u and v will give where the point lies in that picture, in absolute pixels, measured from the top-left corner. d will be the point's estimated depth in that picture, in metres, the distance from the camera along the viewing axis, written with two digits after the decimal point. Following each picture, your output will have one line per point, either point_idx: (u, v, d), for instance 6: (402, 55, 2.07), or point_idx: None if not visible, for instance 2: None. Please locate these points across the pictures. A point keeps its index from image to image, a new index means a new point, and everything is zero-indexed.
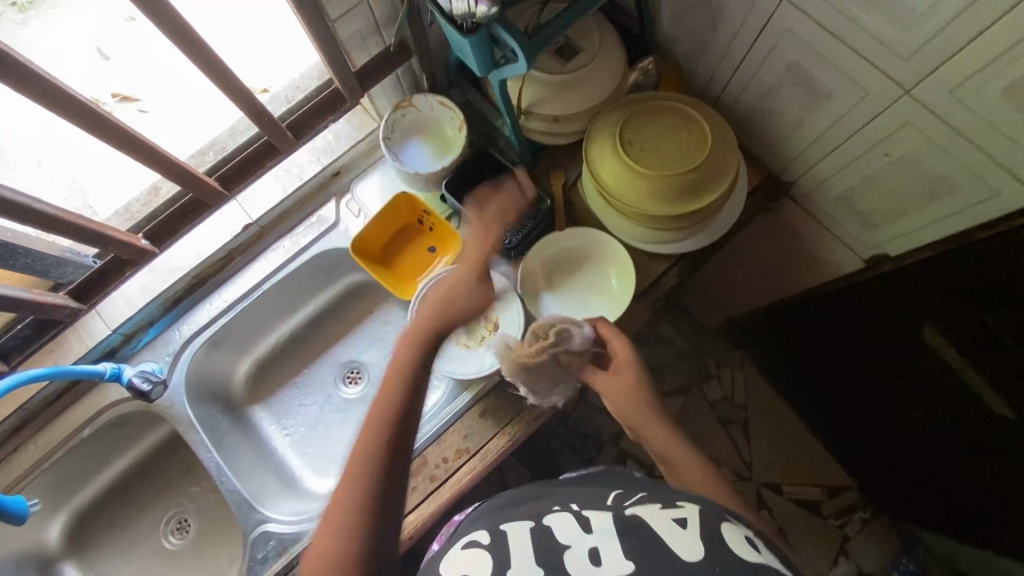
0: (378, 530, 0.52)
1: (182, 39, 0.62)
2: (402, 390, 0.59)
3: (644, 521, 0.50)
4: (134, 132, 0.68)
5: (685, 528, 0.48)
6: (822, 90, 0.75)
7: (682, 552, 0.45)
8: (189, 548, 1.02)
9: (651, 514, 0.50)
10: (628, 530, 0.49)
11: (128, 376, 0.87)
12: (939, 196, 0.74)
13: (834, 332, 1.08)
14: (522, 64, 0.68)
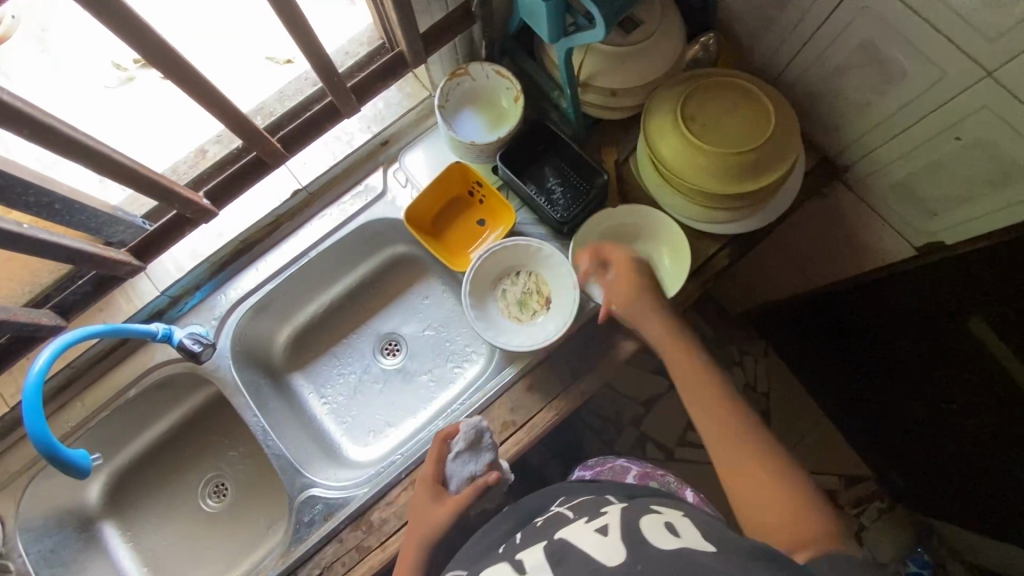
0: None
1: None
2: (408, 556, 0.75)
3: (570, 542, 0.55)
4: (215, 88, 0.66)
5: (606, 535, 0.53)
6: (895, 70, 0.74)
7: (604, 558, 0.50)
8: (226, 511, 1.03)
9: (577, 535, 0.55)
10: (557, 557, 0.53)
11: (179, 337, 0.86)
12: (1009, 182, 0.73)
13: (867, 317, 1.07)
14: (598, 31, 0.66)
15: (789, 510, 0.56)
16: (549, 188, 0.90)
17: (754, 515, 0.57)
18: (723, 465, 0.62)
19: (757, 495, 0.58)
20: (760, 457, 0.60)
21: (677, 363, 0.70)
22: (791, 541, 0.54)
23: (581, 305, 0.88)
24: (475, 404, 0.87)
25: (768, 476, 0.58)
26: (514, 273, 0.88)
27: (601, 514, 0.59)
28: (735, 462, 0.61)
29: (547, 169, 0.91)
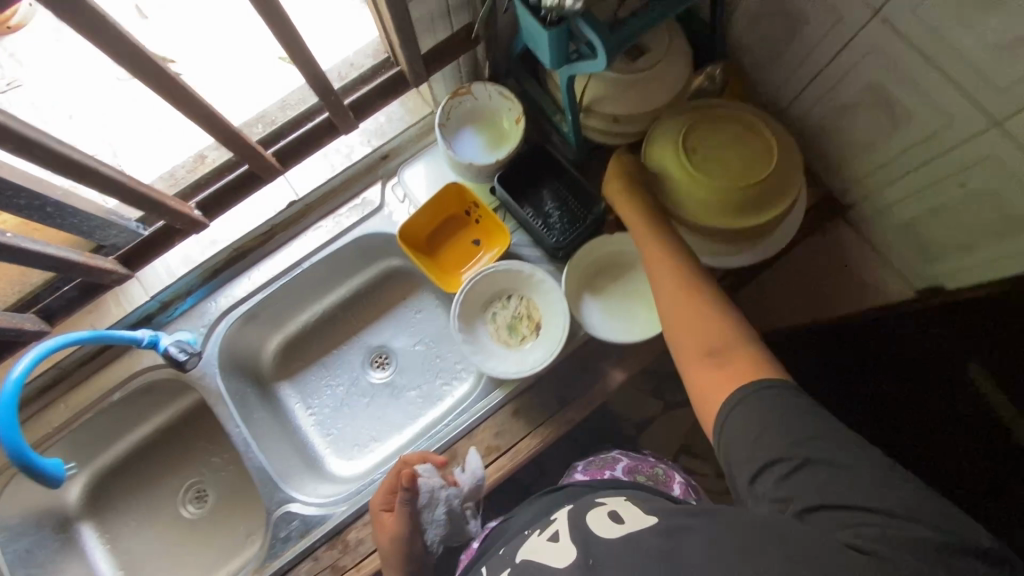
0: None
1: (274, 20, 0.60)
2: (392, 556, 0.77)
3: (530, 557, 0.62)
4: (210, 107, 0.66)
5: (554, 541, 0.62)
6: (900, 113, 0.73)
7: (557, 562, 0.58)
8: (206, 519, 1.02)
9: (538, 550, 0.62)
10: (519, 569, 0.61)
11: (165, 344, 0.85)
12: (1011, 233, 0.71)
13: (862, 357, 1.00)
14: (600, 63, 0.65)
15: (733, 360, 0.60)
16: (546, 211, 0.89)
17: (695, 380, 0.63)
18: (673, 308, 0.69)
19: (698, 366, 0.63)
20: (703, 313, 0.66)
21: (643, 237, 0.77)
22: (725, 385, 0.58)
23: (573, 331, 0.87)
24: (460, 427, 0.86)
25: (713, 341, 0.63)
26: (505, 296, 0.87)
27: (550, 522, 0.67)
28: (678, 335, 0.67)
29: (545, 192, 0.90)
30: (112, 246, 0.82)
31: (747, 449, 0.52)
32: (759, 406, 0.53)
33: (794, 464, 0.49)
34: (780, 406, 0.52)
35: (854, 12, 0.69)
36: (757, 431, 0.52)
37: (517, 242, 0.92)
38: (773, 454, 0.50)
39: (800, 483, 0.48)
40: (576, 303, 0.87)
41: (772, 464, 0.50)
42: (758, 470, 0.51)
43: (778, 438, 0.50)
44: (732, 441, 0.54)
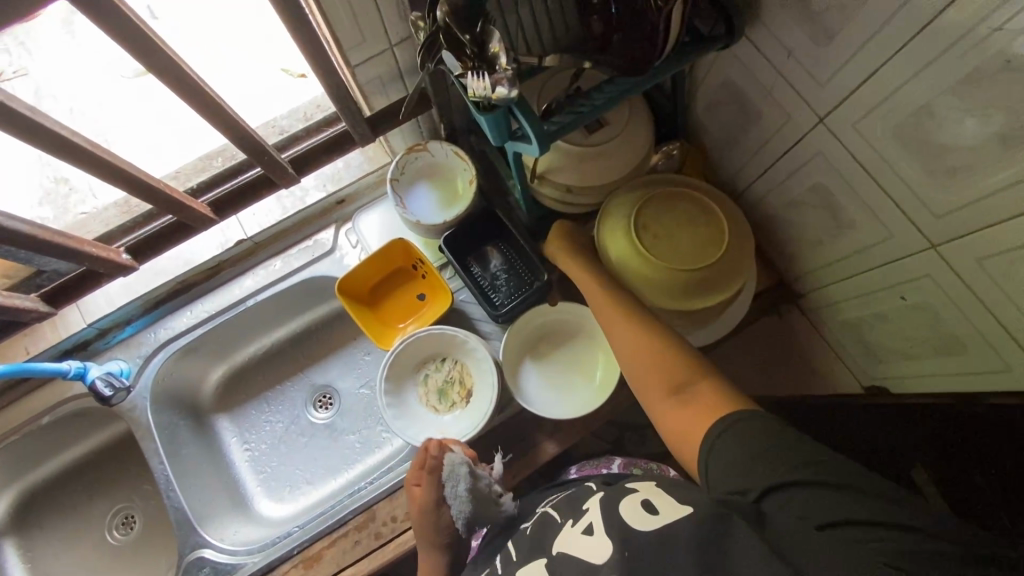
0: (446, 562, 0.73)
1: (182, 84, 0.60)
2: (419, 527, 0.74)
3: (563, 551, 0.56)
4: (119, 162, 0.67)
5: (592, 534, 0.55)
6: (846, 218, 0.71)
7: (594, 559, 0.52)
8: (130, 546, 1.00)
9: (566, 543, 0.57)
10: (553, 568, 0.55)
11: (93, 377, 0.85)
12: (949, 352, 0.70)
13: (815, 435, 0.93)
14: (534, 148, 0.64)
15: (696, 398, 0.60)
16: (493, 272, 0.89)
17: (671, 427, 0.60)
18: (639, 355, 0.67)
19: (669, 412, 0.61)
20: (666, 354, 0.65)
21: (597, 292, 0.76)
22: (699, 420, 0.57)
23: (508, 398, 0.86)
24: (383, 487, 0.84)
25: (676, 384, 0.62)
26: (439, 359, 0.86)
27: (583, 511, 0.60)
28: (646, 385, 0.65)
29: (493, 252, 0.90)
30: (53, 271, 0.81)
31: (755, 478, 0.49)
32: (746, 436, 0.52)
33: (808, 483, 0.46)
34: (774, 428, 0.52)
35: (802, 116, 0.68)
36: (752, 455, 0.50)
37: (462, 300, 0.91)
38: (789, 475, 0.47)
39: (818, 501, 0.45)
40: (513, 370, 0.86)
41: (787, 486, 0.47)
42: (768, 488, 0.48)
43: (782, 463, 0.48)
44: (721, 473, 0.52)
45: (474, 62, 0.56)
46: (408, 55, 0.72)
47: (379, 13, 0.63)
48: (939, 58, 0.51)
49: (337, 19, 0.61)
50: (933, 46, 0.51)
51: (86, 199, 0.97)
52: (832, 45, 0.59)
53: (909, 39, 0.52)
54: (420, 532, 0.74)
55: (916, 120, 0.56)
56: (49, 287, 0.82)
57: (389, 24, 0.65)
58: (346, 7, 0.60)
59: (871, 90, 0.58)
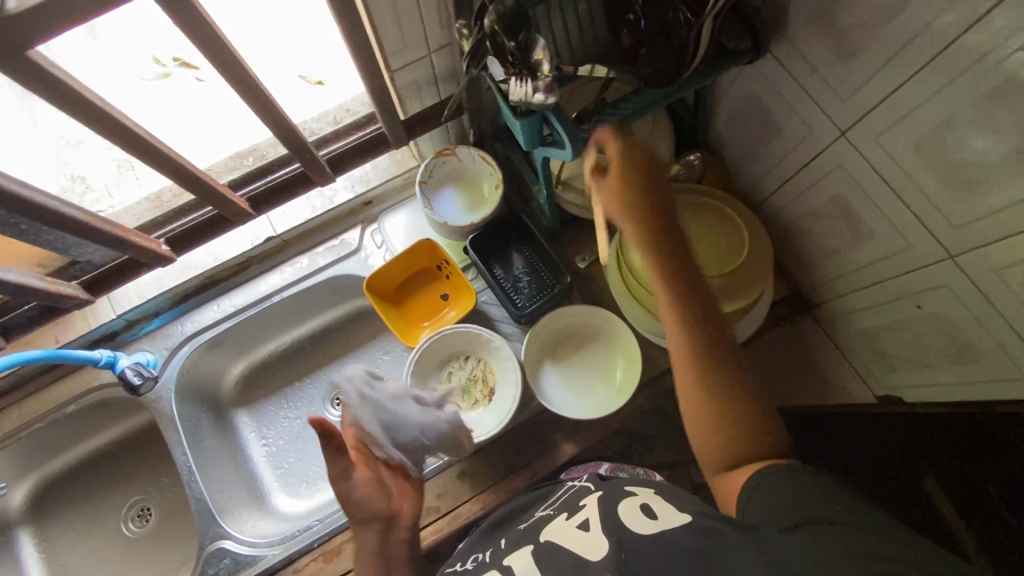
0: None
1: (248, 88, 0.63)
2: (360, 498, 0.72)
3: (557, 544, 0.56)
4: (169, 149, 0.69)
5: (589, 530, 0.55)
6: (864, 229, 0.74)
7: (589, 554, 0.52)
8: (145, 539, 1.01)
9: (563, 536, 0.57)
10: (545, 561, 0.55)
11: (122, 366, 0.87)
12: (963, 359, 0.72)
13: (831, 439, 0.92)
14: (568, 152, 0.67)
15: (747, 439, 0.53)
16: (515, 275, 0.91)
17: (707, 449, 0.55)
18: (690, 364, 0.55)
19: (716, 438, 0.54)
20: (725, 373, 0.54)
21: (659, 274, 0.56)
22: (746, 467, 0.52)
23: (527, 399, 0.87)
24: None
25: (729, 409, 0.54)
26: (462, 357, 0.88)
27: (580, 508, 0.61)
28: (689, 394, 0.55)
29: (516, 256, 0.91)
30: (87, 263, 0.83)
31: (783, 518, 0.46)
32: (793, 486, 0.48)
33: (839, 523, 0.43)
34: (816, 476, 0.48)
35: (823, 129, 0.71)
36: (790, 497, 0.47)
37: (484, 301, 0.93)
38: (816, 514, 0.45)
39: (842, 534, 0.42)
40: (534, 371, 0.87)
41: (814, 523, 0.44)
42: (793, 525, 0.45)
43: (819, 505, 0.45)
44: (757, 509, 0.49)
45: (515, 68, 0.59)
46: (444, 62, 0.74)
47: (422, 22, 0.66)
48: (961, 76, 0.53)
49: (382, 26, 0.64)
50: (954, 65, 0.53)
51: (103, 198, 0.97)
52: (856, 62, 0.62)
53: (931, 57, 0.55)
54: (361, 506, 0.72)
55: (937, 135, 0.58)
56: (89, 275, 0.85)
57: (429, 32, 0.68)
58: (392, 15, 0.63)
59: (892, 106, 0.61)
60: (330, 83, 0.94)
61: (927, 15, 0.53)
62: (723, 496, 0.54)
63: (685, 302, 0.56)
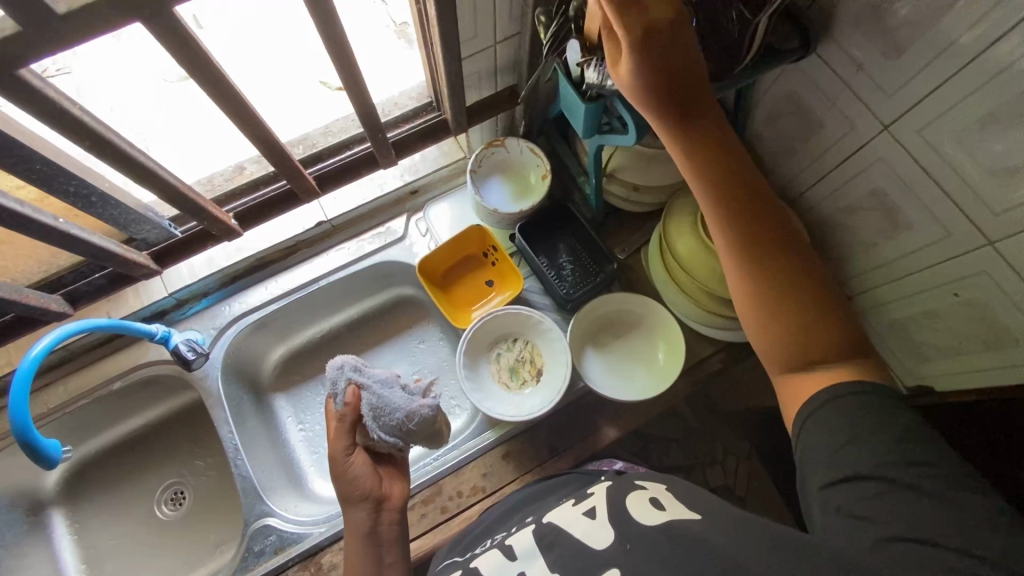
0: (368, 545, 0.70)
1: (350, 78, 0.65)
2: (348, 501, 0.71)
3: (560, 528, 0.57)
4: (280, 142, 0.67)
5: (595, 519, 0.55)
6: (902, 219, 0.78)
7: (594, 544, 0.52)
8: (179, 522, 1.00)
9: (567, 519, 0.57)
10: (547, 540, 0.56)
11: (175, 342, 0.88)
12: (999, 345, 0.75)
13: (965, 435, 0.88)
14: (630, 136, 0.70)
15: (812, 332, 0.52)
16: (560, 263, 0.93)
17: (773, 348, 0.54)
18: (735, 250, 0.55)
19: (775, 327, 0.53)
20: (769, 258, 0.54)
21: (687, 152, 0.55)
22: (821, 369, 0.52)
23: (571, 382, 0.89)
24: (449, 462, 0.86)
25: (786, 297, 0.53)
26: (511, 339, 0.90)
27: (589, 495, 0.61)
28: (739, 279, 0.55)
29: (561, 245, 0.94)
30: (143, 241, 0.84)
31: (822, 469, 0.49)
32: (847, 424, 0.48)
33: (874, 489, 0.45)
34: (868, 413, 0.48)
35: (864, 123, 0.75)
36: (837, 445, 0.48)
37: (528, 287, 0.96)
38: (852, 471, 0.47)
39: (871, 506, 0.44)
40: (578, 354, 0.90)
41: (848, 481, 0.47)
42: (830, 480, 0.48)
43: (859, 455, 0.47)
44: (811, 453, 0.50)
45: (592, 51, 0.62)
46: (507, 53, 0.79)
47: (495, 11, 0.70)
48: (1007, 69, 0.58)
49: (461, 13, 0.68)
50: (1000, 59, 0.58)
51: None
52: (901, 59, 0.66)
53: (978, 53, 0.59)
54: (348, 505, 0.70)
55: (980, 126, 0.63)
56: (159, 247, 0.86)
57: (500, 22, 0.72)
58: (471, 3, 0.67)
59: (934, 102, 0.66)
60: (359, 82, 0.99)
61: (973, 15, 0.58)
62: (787, 399, 0.55)
63: (715, 182, 0.55)
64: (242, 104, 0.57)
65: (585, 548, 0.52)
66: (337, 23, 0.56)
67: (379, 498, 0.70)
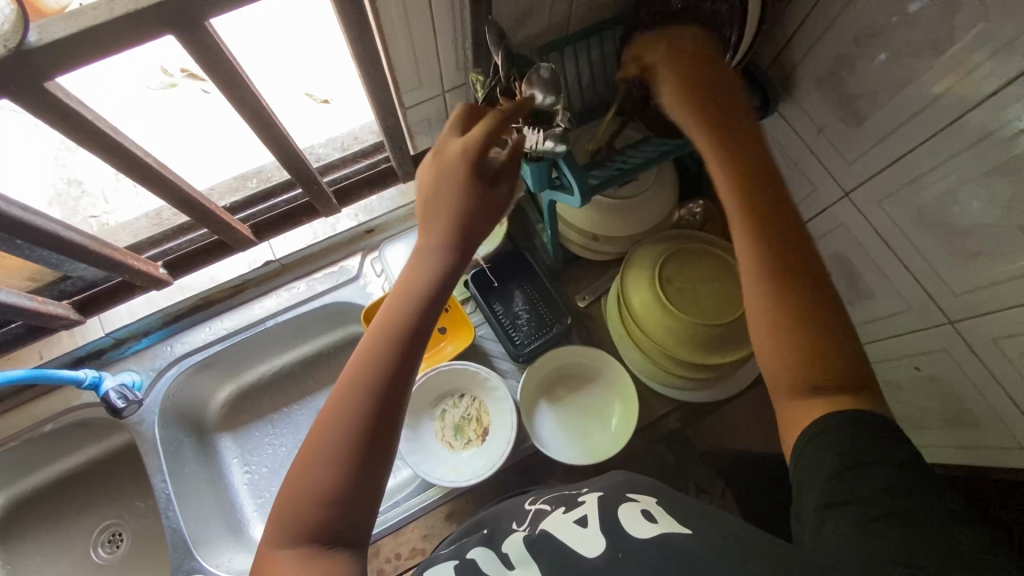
0: (374, 370, 0.48)
1: (270, 134, 0.61)
2: (411, 308, 0.51)
3: (551, 533, 0.51)
4: (195, 193, 0.65)
5: (586, 528, 0.49)
6: (864, 287, 0.75)
7: (583, 550, 0.46)
8: (114, 566, 0.96)
9: (558, 527, 0.52)
10: (534, 547, 0.50)
11: (106, 388, 0.85)
12: (962, 423, 0.72)
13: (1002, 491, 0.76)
14: (576, 200, 0.65)
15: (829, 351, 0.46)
16: (516, 311, 0.90)
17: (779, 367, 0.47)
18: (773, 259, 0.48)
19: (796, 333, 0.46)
20: (800, 283, 0.47)
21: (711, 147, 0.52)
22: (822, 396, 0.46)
23: (520, 440, 0.86)
24: (387, 521, 0.83)
25: (807, 312, 0.47)
26: (457, 395, 0.88)
27: (579, 503, 0.57)
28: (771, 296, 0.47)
29: (517, 293, 0.91)
30: (77, 277, 0.80)
31: (817, 493, 0.43)
32: (846, 441, 0.43)
33: (873, 513, 0.40)
34: (865, 441, 0.43)
35: (827, 187, 0.73)
36: (832, 470, 0.43)
37: (482, 334, 0.93)
38: (850, 495, 0.41)
39: (867, 533, 0.39)
40: (530, 410, 0.86)
41: (848, 505, 0.41)
42: (828, 503, 0.42)
43: (863, 482, 0.41)
44: (802, 478, 0.45)
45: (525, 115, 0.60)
46: (457, 101, 0.76)
47: (440, 63, 0.67)
48: (966, 150, 0.54)
49: (400, 65, 0.65)
50: (953, 144, 0.55)
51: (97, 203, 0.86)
52: (863, 126, 0.63)
53: (937, 130, 0.56)
54: (414, 299, 0.51)
55: (940, 204, 0.59)
56: (83, 294, 0.84)
57: (447, 73, 0.70)
58: (410, 56, 0.64)
59: (891, 176, 0.63)
60: (337, 102, 0.85)
61: (926, 96, 0.55)
62: (784, 424, 0.49)
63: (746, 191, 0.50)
64: (147, 165, 0.56)
65: (573, 554, 0.46)
66: (249, 88, 0.52)
67: (411, 369, 0.49)
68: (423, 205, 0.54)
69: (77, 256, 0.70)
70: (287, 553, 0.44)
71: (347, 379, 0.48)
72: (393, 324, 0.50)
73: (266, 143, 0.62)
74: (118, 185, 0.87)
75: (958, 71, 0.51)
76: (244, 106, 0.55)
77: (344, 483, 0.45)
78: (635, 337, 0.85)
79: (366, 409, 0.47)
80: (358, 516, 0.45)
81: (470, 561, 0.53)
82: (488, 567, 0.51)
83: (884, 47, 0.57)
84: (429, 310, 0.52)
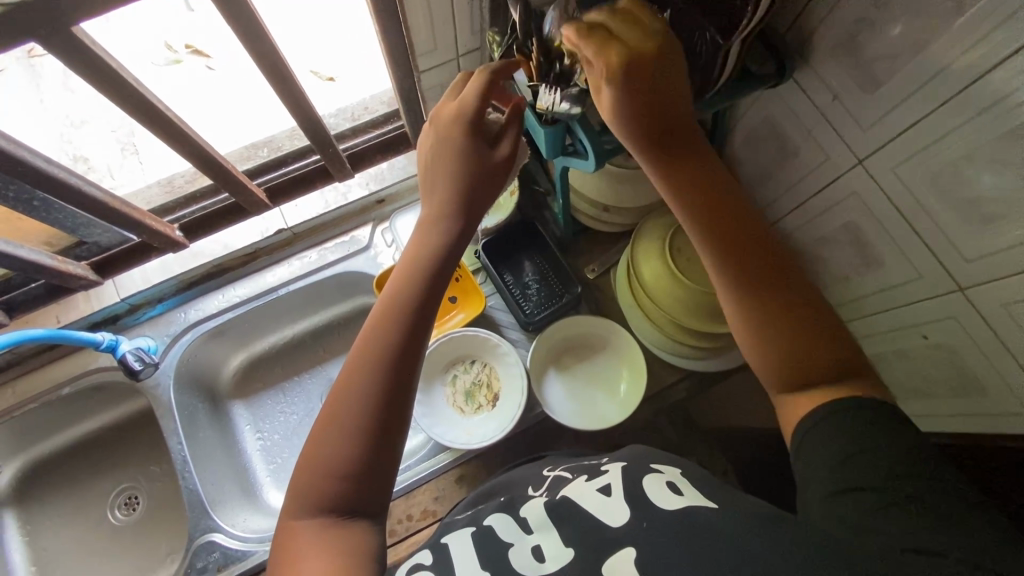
0: (381, 344, 0.49)
1: (287, 90, 0.61)
2: (416, 283, 0.52)
3: (573, 500, 0.52)
4: (212, 151, 0.65)
5: (610, 497, 0.51)
6: (874, 257, 0.76)
7: (607, 519, 0.48)
8: (130, 529, 0.98)
9: (580, 494, 0.53)
10: (557, 516, 0.51)
11: (123, 351, 0.86)
12: (969, 391, 0.73)
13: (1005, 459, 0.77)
14: (591, 164, 0.66)
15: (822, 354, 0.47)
16: (526, 281, 0.91)
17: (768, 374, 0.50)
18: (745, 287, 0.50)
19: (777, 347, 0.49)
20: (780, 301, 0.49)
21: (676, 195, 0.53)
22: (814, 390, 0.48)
23: (529, 407, 0.87)
24: (399, 484, 0.85)
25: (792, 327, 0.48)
26: (467, 361, 0.89)
27: (603, 473, 0.57)
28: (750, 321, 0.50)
29: (527, 263, 0.92)
30: (93, 242, 0.82)
31: (828, 480, 0.45)
32: (850, 429, 0.45)
33: (881, 501, 0.41)
34: (872, 429, 0.44)
35: (840, 156, 0.73)
36: (840, 456, 0.44)
37: (492, 304, 0.94)
38: (859, 482, 0.43)
39: (877, 520, 0.41)
40: (540, 379, 0.87)
41: (857, 492, 0.43)
42: (838, 489, 0.44)
43: (871, 469, 0.43)
44: (811, 465, 0.46)
45: (540, 75, 0.60)
46: (471, 66, 0.76)
47: (455, 26, 0.67)
48: (981, 114, 0.54)
49: (415, 27, 0.65)
50: (968, 108, 0.55)
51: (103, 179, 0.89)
52: (877, 92, 0.63)
53: (952, 94, 0.56)
54: (419, 275, 0.52)
55: (954, 169, 0.59)
56: (100, 256, 0.85)
57: (462, 37, 0.70)
58: (426, 17, 0.64)
59: (905, 142, 0.63)
60: (342, 79, 0.91)
61: (942, 59, 0.55)
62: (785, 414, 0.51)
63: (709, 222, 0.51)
64: (165, 117, 0.56)
65: (598, 524, 0.48)
66: (268, 40, 0.53)
67: (420, 342, 0.50)
68: (426, 184, 0.56)
69: (96, 214, 0.71)
70: (306, 523, 0.45)
71: (357, 353, 0.49)
72: (399, 299, 0.51)
73: (283, 101, 0.63)
74: (124, 162, 0.90)
75: (978, 31, 0.51)
76: (263, 61, 0.55)
77: (357, 452, 0.46)
78: (645, 307, 0.86)
79: (376, 384, 0.48)
80: (373, 485, 0.47)
81: (488, 528, 0.54)
82: (506, 532, 0.52)
83: (901, 10, 0.57)
84: (434, 284, 0.53)
